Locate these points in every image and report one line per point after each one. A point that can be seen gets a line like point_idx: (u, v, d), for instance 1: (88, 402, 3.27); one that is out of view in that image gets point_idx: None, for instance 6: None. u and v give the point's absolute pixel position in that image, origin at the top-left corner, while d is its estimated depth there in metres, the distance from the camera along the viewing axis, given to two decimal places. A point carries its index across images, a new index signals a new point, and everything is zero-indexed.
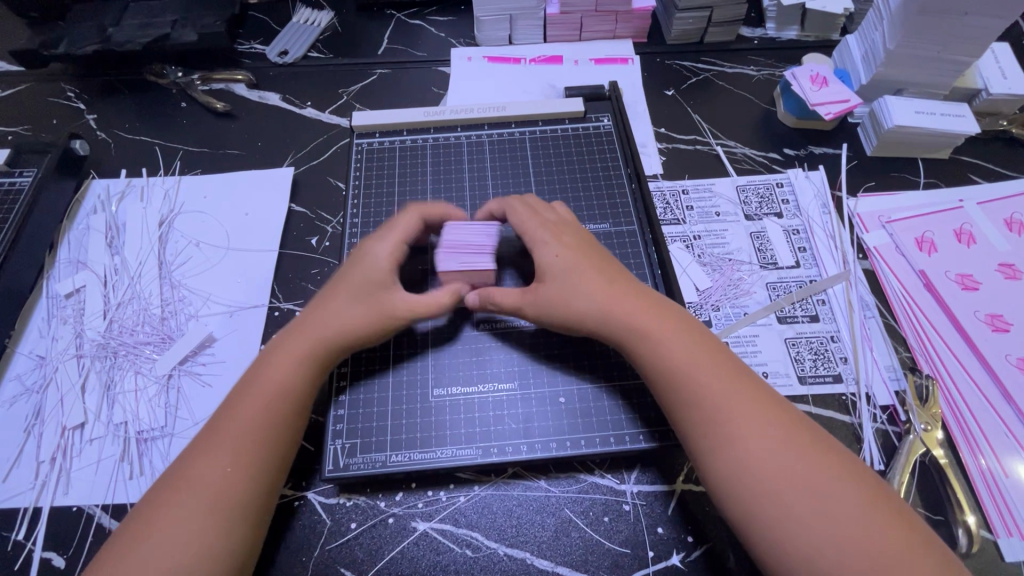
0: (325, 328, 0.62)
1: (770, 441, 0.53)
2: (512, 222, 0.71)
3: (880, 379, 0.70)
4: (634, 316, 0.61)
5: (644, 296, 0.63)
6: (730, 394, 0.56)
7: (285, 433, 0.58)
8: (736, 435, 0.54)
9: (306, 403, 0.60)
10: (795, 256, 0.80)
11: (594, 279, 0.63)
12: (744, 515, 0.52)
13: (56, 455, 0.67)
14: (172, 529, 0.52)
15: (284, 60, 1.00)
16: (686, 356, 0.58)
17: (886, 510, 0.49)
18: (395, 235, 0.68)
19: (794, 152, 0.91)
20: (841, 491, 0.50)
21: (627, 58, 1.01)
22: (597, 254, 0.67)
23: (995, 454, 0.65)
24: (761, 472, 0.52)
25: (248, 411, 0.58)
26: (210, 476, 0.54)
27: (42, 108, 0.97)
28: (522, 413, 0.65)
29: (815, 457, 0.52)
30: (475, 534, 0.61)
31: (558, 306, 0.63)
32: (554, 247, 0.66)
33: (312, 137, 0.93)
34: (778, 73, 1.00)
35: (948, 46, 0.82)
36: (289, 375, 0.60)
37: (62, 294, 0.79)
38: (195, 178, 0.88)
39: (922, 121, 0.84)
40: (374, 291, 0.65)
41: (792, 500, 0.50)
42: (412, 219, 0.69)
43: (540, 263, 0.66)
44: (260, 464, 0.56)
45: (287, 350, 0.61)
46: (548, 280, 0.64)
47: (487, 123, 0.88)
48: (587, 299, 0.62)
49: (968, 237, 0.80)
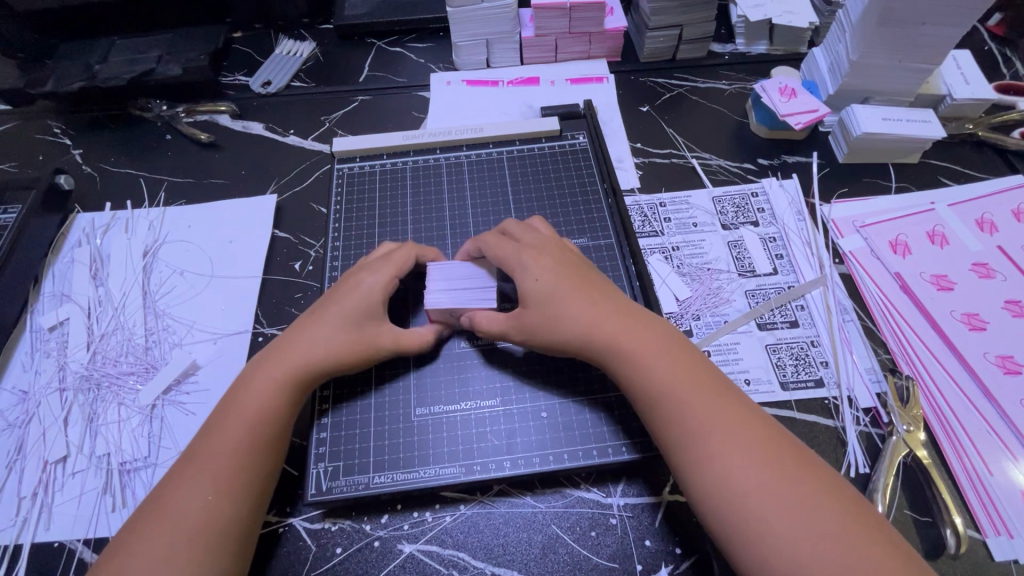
0: (304, 351, 0.62)
1: (746, 448, 0.54)
2: (491, 253, 0.69)
3: (861, 382, 0.71)
4: (613, 331, 0.62)
5: (622, 311, 0.63)
6: (705, 402, 0.56)
7: (266, 457, 0.58)
8: (713, 443, 0.54)
9: (286, 428, 0.61)
10: (773, 263, 0.81)
11: (581, 300, 0.64)
12: (723, 523, 0.52)
13: (38, 490, 0.66)
14: (151, 559, 0.51)
15: (268, 90, 1.03)
16: (662, 367, 0.59)
17: (860, 514, 0.50)
18: (391, 268, 0.68)
19: (768, 162, 0.93)
20: (817, 498, 0.51)
21: (602, 77, 1.03)
22: (581, 274, 0.67)
23: (980, 452, 0.65)
24: (739, 480, 0.52)
25: (228, 436, 0.58)
26: (192, 503, 0.54)
27: (29, 145, 0.98)
28: (505, 429, 0.65)
29: (790, 464, 0.53)
30: (461, 554, 0.61)
31: (544, 330, 0.64)
32: (535, 271, 0.65)
33: (295, 164, 0.94)
34: (749, 87, 1.02)
35: (909, 55, 0.84)
36: (268, 399, 0.60)
37: (46, 328, 0.79)
38: (179, 208, 0.89)
39: (889, 128, 0.86)
40: (362, 323, 0.65)
41: (770, 507, 0.50)
42: (409, 254, 0.70)
43: (521, 289, 0.65)
44: (241, 490, 0.56)
45: (264, 373, 0.62)
46: (531, 306, 0.64)
47: (465, 144, 0.90)
48: (574, 322, 0.63)
49: (941, 238, 0.81)
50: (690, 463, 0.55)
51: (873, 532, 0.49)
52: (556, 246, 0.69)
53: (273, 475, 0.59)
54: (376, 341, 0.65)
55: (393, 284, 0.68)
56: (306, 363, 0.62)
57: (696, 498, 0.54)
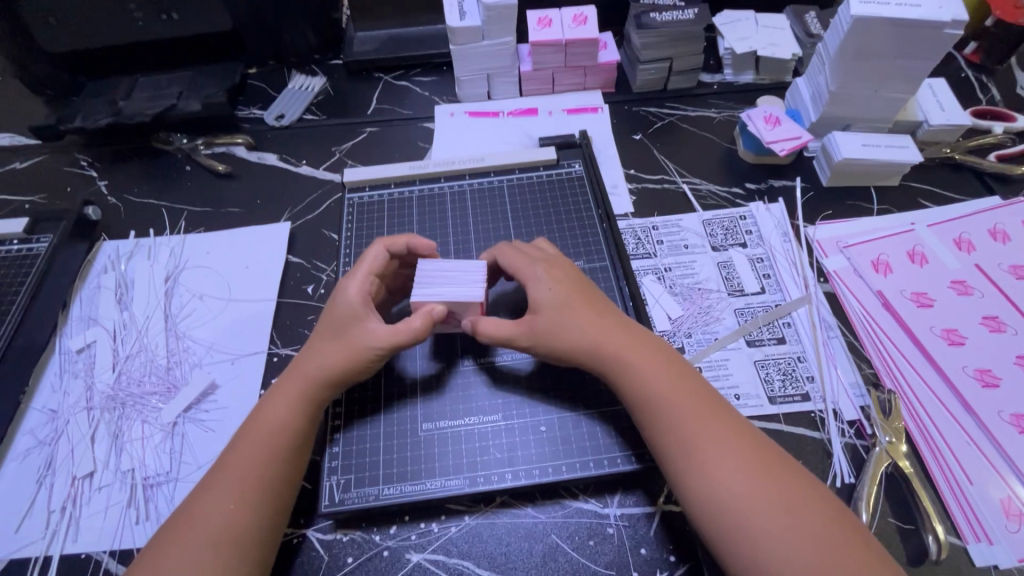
0: (319, 365, 0.67)
1: (735, 457, 0.57)
2: (502, 262, 0.75)
3: (845, 395, 0.74)
4: (613, 347, 0.66)
5: (619, 326, 0.68)
6: (697, 414, 0.60)
7: (289, 468, 0.62)
8: (704, 452, 0.58)
9: (305, 440, 0.65)
10: (761, 282, 0.85)
11: (585, 315, 0.68)
12: (714, 527, 0.55)
13: (66, 504, 0.70)
14: (183, 561, 0.55)
15: (282, 122, 1.09)
16: (657, 380, 0.63)
17: (840, 516, 0.54)
18: (362, 269, 0.73)
19: (755, 186, 0.97)
20: (801, 504, 0.54)
21: (597, 107, 1.09)
22: (586, 289, 0.71)
23: (960, 461, 0.69)
24: (728, 486, 0.56)
25: (254, 447, 0.62)
26: (219, 510, 0.58)
27: (58, 178, 1.04)
28: (506, 442, 0.69)
29: (775, 472, 0.57)
30: (466, 562, 0.64)
31: (550, 338, 0.68)
32: (547, 283, 0.70)
33: (308, 193, 1.00)
34: (737, 115, 1.08)
35: (884, 86, 0.90)
36: (290, 414, 0.64)
37: (74, 350, 0.84)
38: (199, 235, 0.95)
39: (868, 154, 0.91)
40: (347, 326, 0.69)
41: (757, 512, 0.54)
42: (377, 253, 0.74)
43: (533, 297, 0.70)
44: (265, 498, 0.60)
45: (285, 388, 0.66)
46: (542, 313, 0.69)
47: (468, 173, 0.95)
48: (578, 333, 0.67)
49: (921, 258, 0.85)
50: (682, 471, 0.58)
51: (852, 537, 0.53)
52: (566, 262, 0.74)
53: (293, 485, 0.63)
54: (364, 338, 0.67)
55: (371, 285, 0.72)
56: (323, 377, 0.66)
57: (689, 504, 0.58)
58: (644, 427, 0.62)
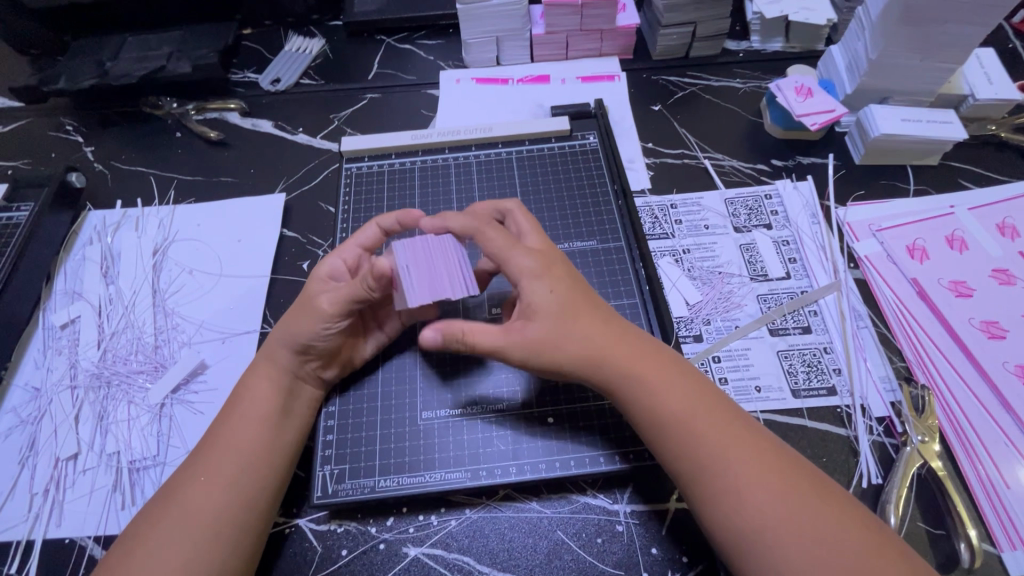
0: (288, 339, 0.62)
1: (759, 477, 0.52)
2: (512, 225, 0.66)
3: (875, 390, 0.69)
4: (615, 356, 0.59)
5: (628, 339, 0.60)
6: (709, 424, 0.56)
7: (273, 451, 0.59)
8: (726, 472, 0.53)
9: (290, 422, 0.62)
10: (786, 267, 0.80)
11: (583, 321, 0.60)
12: (738, 555, 0.51)
13: (49, 487, 0.67)
14: (161, 559, 0.52)
15: (277, 87, 1.02)
16: (672, 394, 0.57)
17: (863, 525, 0.50)
18: (348, 242, 0.68)
19: (782, 163, 0.91)
20: (835, 529, 0.49)
21: (614, 75, 1.02)
22: (586, 291, 0.62)
23: (995, 463, 0.64)
24: (752, 510, 0.51)
25: (236, 430, 0.59)
26: (199, 500, 0.55)
27: (41, 142, 0.99)
28: (511, 434, 0.65)
29: (807, 497, 0.51)
30: (467, 558, 0.60)
31: (549, 349, 0.59)
32: (546, 282, 0.60)
33: (304, 163, 0.94)
34: (764, 85, 1.00)
35: (930, 55, 0.82)
36: (273, 395, 0.61)
37: (58, 325, 0.80)
38: (189, 206, 0.90)
39: (908, 129, 0.84)
40: (311, 295, 0.63)
41: (785, 539, 0.49)
42: (368, 228, 0.69)
43: (528, 297, 0.60)
44: (249, 483, 0.57)
45: (264, 371, 0.63)
46: (540, 318, 0.59)
47: (475, 143, 0.89)
48: (577, 346, 0.59)
49: (960, 244, 0.79)
50: (702, 489, 0.54)
51: (878, 547, 0.49)
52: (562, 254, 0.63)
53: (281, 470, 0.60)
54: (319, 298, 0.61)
55: (350, 256, 0.66)
56: (298, 351, 0.62)
57: (709, 523, 0.53)
58: (659, 451, 0.57)
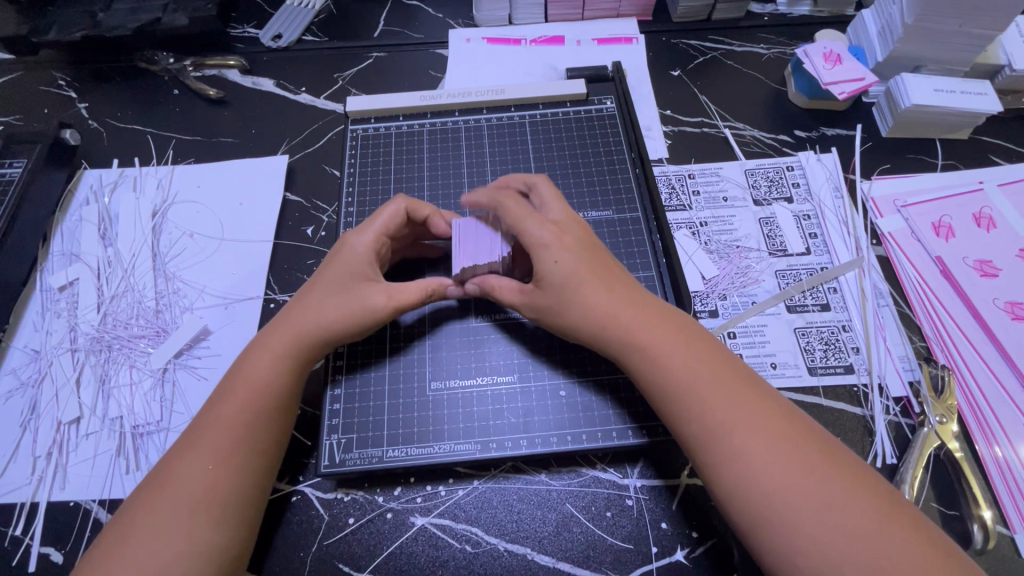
0: (311, 321, 0.60)
1: (773, 450, 0.49)
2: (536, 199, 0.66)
3: (893, 370, 0.68)
4: (622, 322, 0.57)
5: (636, 302, 0.59)
6: (722, 392, 0.52)
7: (269, 432, 0.57)
8: (738, 440, 0.50)
9: (288, 400, 0.59)
10: (806, 242, 0.77)
11: (594, 284, 0.58)
12: (748, 532, 0.48)
13: (52, 450, 0.66)
14: (151, 535, 0.50)
15: (278, 43, 0.97)
16: (683, 361, 0.55)
17: (894, 512, 0.46)
18: (374, 227, 0.65)
19: (806, 134, 0.87)
20: (851, 506, 0.46)
21: (632, 37, 0.97)
22: (603, 260, 0.62)
23: (1012, 445, 0.63)
24: (764, 479, 0.48)
25: (231, 407, 0.56)
26: (192, 480, 0.53)
27: (33, 97, 0.95)
28: (521, 407, 0.64)
29: (827, 474, 0.48)
30: (475, 529, 0.60)
31: (556, 313, 0.59)
32: (555, 251, 0.59)
33: (307, 125, 0.90)
34: (790, 52, 0.96)
35: (971, 20, 0.77)
36: (272, 372, 0.58)
37: (56, 288, 0.78)
38: (188, 166, 0.86)
39: (941, 100, 0.80)
40: (353, 283, 0.62)
41: (796, 510, 0.46)
42: (398, 210, 0.66)
43: (539, 267, 0.60)
44: (241, 465, 0.54)
45: (271, 345, 0.60)
46: (547, 287, 0.60)
47: (486, 106, 0.85)
48: (584, 308, 0.58)
49: (988, 222, 0.76)
50: (712, 461, 0.51)
51: (909, 536, 0.44)
52: (580, 226, 0.63)
53: (275, 449, 0.58)
54: (400, 299, 0.62)
55: (381, 247, 0.65)
56: (314, 334, 0.60)
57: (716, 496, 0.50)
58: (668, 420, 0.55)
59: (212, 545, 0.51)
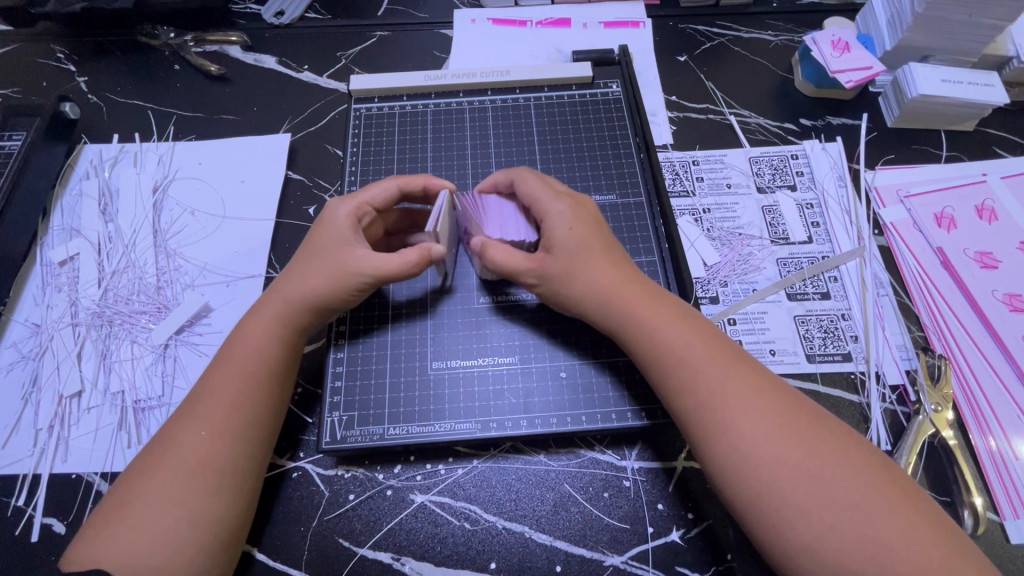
0: (303, 291, 0.60)
1: (769, 426, 0.49)
2: (520, 191, 0.64)
3: (891, 359, 0.68)
4: (623, 298, 0.58)
5: (635, 279, 0.59)
6: (717, 370, 0.53)
7: (262, 402, 0.57)
8: (732, 416, 0.50)
9: (284, 369, 0.59)
10: (808, 231, 0.77)
11: (598, 260, 0.59)
12: (744, 510, 0.49)
13: (54, 424, 0.67)
14: (151, 502, 0.51)
15: (280, 20, 0.96)
16: (678, 338, 0.55)
17: (885, 484, 0.47)
18: (358, 199, 0.65)
19: (811, 122, 0.87)
20: (844, 480, 0.46)
21: (639, 21, 0.96)
22: (607, 238, 0.62)
23: (1005, 434, 0.64)
24: (759, 453, 0.48)
25: (224, 376, 0.57)
26: (188, 447, 0.53)
27: (31, 69, 0.93)
28: (522, 387, 0.64)
29: (820, 450, 0.48)
30: (473, 507, 0.61)
31: (562, 280, 0.59)
32: (568, 220, 0.61)
33: (310, 103, 0.89)
34: (797, 39, 0.95)
35: (981, 10, 0.76)
36: (265, 341, 0.59)
37: (56, 262, 0.78)
38: (190, 143, 0.86)
39: (948, 91, 0.79)
40: (341, 250, 0.61)
41: (790, 483, 0.47)
42: (385, 190, 0.65)
43: (549, 233, 0.60)
44: (236, 431, 0.55)
45: (262, 315, 0.60)
46: (556, 251, 0.60)
47: (491, 87, 0.84)
48: (588, 280, 0.59)
49: (990, 213, 0.76)
50: (704, 435, 0.51)
51: (899, 506, 0.45)
52: (593, 207, 0.64)
53: (271, 416, 0.58)
54: (385, 265, 0.59)
55: (365, 218, 0.65)
56: (305, 300, 0.60)
57: (711, 471, 0.51)
58: (666, 398, 0.55)
59: (210, 511, 0.52)
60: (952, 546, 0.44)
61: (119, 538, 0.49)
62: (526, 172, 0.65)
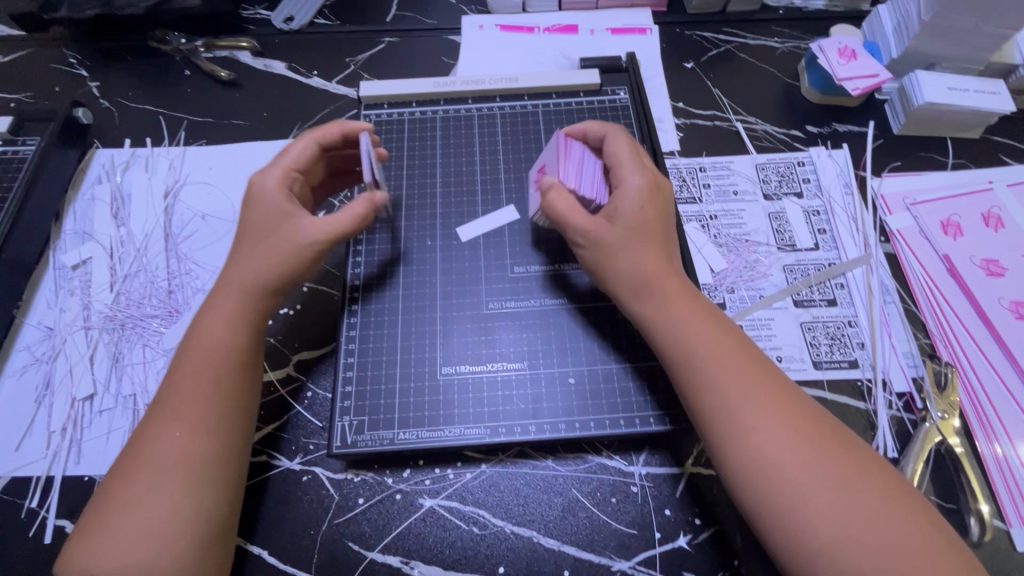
0: (254, 274, 0.61)
1: (788, 433, 0.50)
2: (610, 150, 0.66)
3: (898, 366, 0.69)
4: (653, 295, 0.58)
5: (672, 275, 0.59)
6: (740, 374, 0.53)
7: (234, 393, 0.57)
8: (754, 422, 0.50)
9: (249, 358, 0.60)
10: (815, 237, 0.78)
11: (642, 249, 0.59)
12: (755, 514, 0.49)
13: (67, 426, 0.67)
14: (138, 504, 0.51)
15: (290, 26, 0.97)
16: (704, 339, 0.55)
17: (897, 498, 0.47)
18: (281, 163, 0.66)
19: (817, 129, 0.87)
20: (859, 491, 0.47)
21: (646, 28, 0.96)
22: (665, 224, 0.62)
23: (1011, 441, 0.64)
24: (777, 459, 0.49)
25: (193, 374, 0.57)
26: (165, 446, 0.53)
27: (44, 75, 0.94)
28: (531, 393, 0.65)
29: (837, 459, 0.49)
30: (481, 512, 0.61)
31: (610, 252, 0.60)
32: (638, 197, 0.61)
33: (319, 109, 0.90)
34: (804, 46, 0.95)
35: (988, 18, 0.76)
36: (224, 332, 0.59)
37: (69, 266, 0.78)
38: (200, 148, 0.87)
39: (955, 99, 0.80)
40: (280, 224, 0.62)
41: (809, 491, 0.47)
42: (304, 147, 0.67)
43: (619, 202, 0.61)
44: (211, 424, 0.55)
45: (219, 306, 0.60)
46: (619, 221, 0.60)
47: (500, 94, 0.85)
48: (628, 267, 0.59)
49: (996, 221, 0.76)
50: (722, 438, 0.51)
51: (901, 516, 0.46)
52: (669, 187, 0.65)
53: (244, 408, 0.58)
54: (335, 225, 0.62)
55: (294, 183, 0.66)
56: (261, 283, 0.61)
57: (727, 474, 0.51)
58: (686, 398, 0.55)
59: (194, 507, 0.52)
60: (933, 540, 0.45)
61: (110, 541, 0.50)
62: (620, 135, 0.67)
